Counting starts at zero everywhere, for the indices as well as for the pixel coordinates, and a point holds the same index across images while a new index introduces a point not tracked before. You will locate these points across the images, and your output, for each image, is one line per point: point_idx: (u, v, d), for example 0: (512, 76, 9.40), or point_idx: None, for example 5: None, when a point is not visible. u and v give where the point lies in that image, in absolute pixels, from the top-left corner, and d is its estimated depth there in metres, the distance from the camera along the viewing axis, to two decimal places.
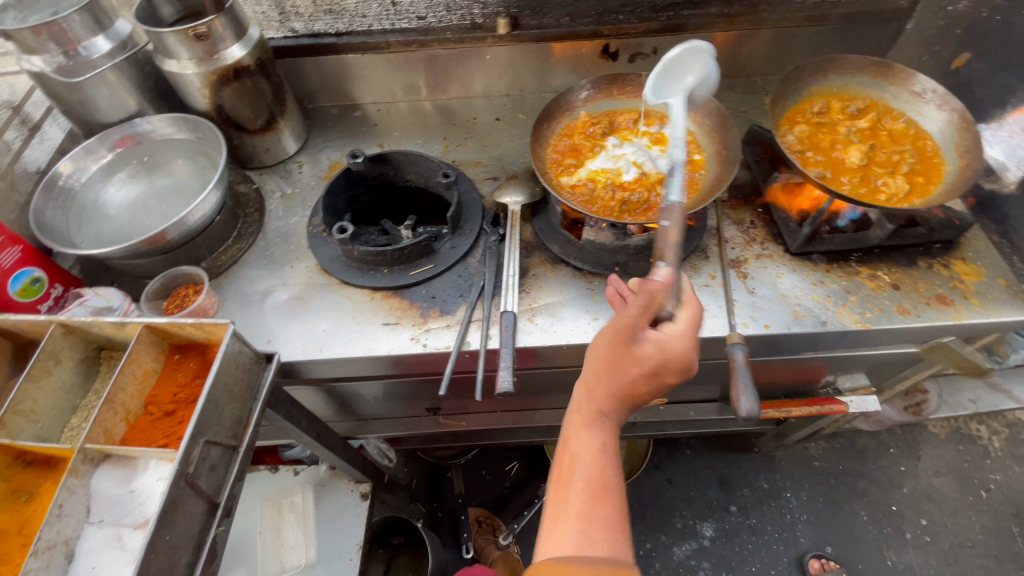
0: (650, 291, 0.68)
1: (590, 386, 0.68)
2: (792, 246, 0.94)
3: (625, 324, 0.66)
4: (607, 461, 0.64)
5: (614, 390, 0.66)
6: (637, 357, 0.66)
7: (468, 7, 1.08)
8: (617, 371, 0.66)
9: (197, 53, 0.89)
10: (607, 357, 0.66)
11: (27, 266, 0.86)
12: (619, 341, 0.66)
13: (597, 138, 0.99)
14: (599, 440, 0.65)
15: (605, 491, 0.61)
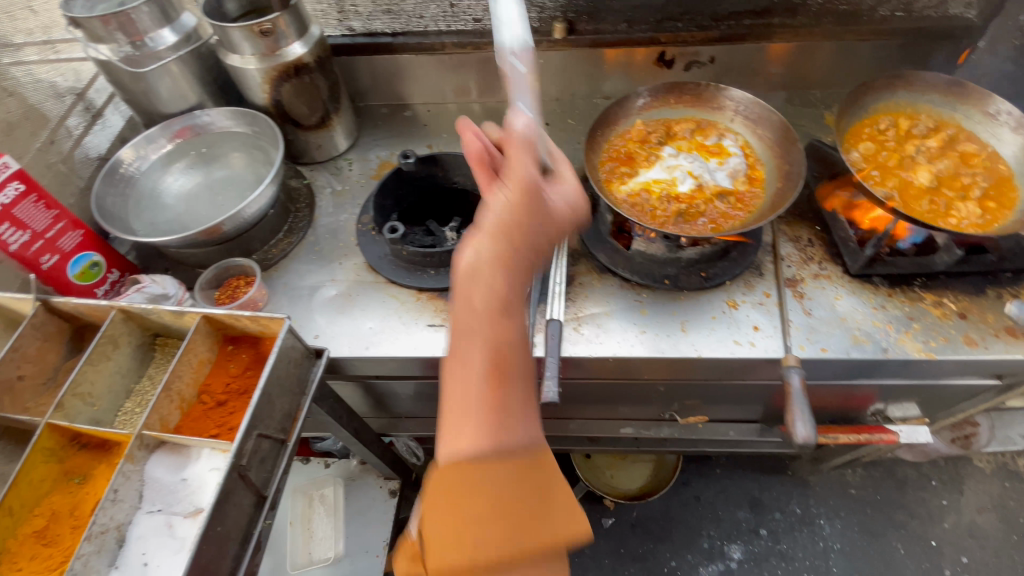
0: (522, 144, 0.65)
1: (499, 257, 0.58)
2: (853, 268, 0.91)
3: (523, 182, 0.62)
4: (515, 347, 0.54)
5: (518, 263, 0.59)
6: (541, 222, 0.63)
7: (525, 10, 1.09)
8: (523, 246, 0.60)
9: (261, 49, 0.91)
10: (509, 226, 0.60)
11: (87, 251, 0.88)
12: (522, 201, 0.62)
13: (652, 146, 0.97)
14: (510, 327, 0.55)
15: (512, 377, 0.53)
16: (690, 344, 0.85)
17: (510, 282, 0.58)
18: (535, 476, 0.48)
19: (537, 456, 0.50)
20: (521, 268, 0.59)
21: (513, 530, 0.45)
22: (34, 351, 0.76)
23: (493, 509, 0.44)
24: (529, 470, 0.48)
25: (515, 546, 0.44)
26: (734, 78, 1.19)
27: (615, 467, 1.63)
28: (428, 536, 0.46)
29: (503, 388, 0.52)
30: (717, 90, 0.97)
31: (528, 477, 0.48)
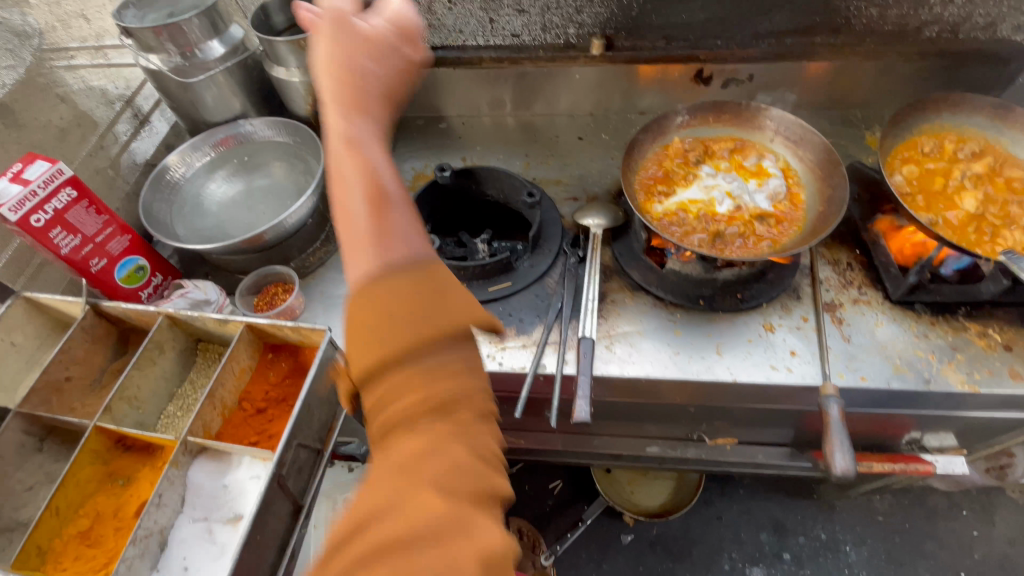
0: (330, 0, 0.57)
1: (334, 76, 0.51)
2: (894, 293, 0.89)
3: (338, 15, 0.56)
4: (374, 153, 0.46)
5: (354, 87, 0.51)
6: (368, 49, 0.55)
7: (564, 26, 1.08)
8: (352, 72, 0.51)
9: (305, 62, 0.93)
10: (337, 57, 0.52)
11: (132, 255, 0.91)
12: (337, 29, 0.55)
13: (690, 165, 0.96)
14: (363, 140, 0.46)
15: (383, 181, 0.44)
16: (725, 367, 0.85)
17: (348, 104, 0.49)
18: (438, 284, 0.40)
19: (425, 268, 0.40)
20: (363, 91, 0.51)
21: (421, 305, 0.39)
22: (82, 353, 0.78)
23: (401, 309, 0.38)
24: (421, 279, 0.39)
25: (427, 323, 0.38)
26: (771, 95, 1.18)
27: (635, 483, 1.60)
28: (352, 369, 0.39)
29: (387, 208, 0.43)
30: (757, 109, 0.96)
31: (423, 284, 0.39)
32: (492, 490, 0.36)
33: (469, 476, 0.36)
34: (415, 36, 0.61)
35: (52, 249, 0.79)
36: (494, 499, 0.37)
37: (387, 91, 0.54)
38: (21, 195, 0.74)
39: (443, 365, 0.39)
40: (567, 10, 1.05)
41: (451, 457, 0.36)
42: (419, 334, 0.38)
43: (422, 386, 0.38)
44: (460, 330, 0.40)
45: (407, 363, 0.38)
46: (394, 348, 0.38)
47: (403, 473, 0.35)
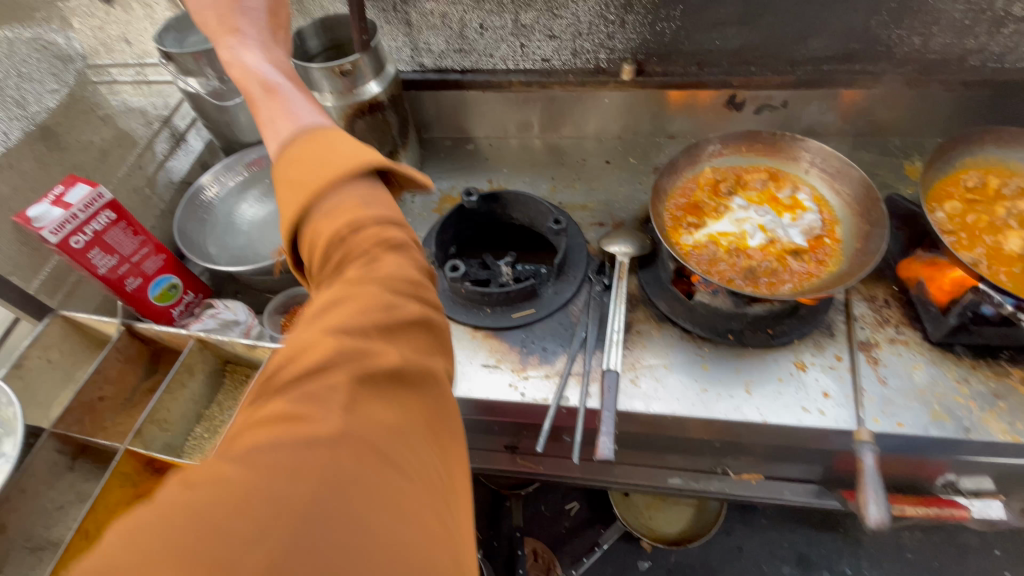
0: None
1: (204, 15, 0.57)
2: (934, 334, 0.86)
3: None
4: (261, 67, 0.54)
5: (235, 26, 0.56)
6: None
7: (595, 51, 1.08)
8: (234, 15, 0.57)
9: (339, 87, 0.94)
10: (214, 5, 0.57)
11: (166, 274, 0.93)
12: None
13: (721, 196, 0.95)
14: (252, 60, 0.54)
15: (275, 84, 0.53)
16: (754, 407, 0.82)
17: (241, 37, 0.56)
18: (326, 142, 0.47)
19: (317, 132, 0.48)
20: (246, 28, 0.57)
21: (318, 157, 0.46)
22: (115, 373, 0.80)
23: (320, 172, 0.45)
24: (316, 142, 0.47)
25: (325, 170, 0.45)
26: (805, 122, 1.15)
27: (655, 507, 1.57)
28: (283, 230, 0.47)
29: (282, 98, 0.52)
30: (792, 140, 0.94)
31: (318, 143, 0.47)
32: (396, 320, 0.40)
33: (374, 313, 0.39)
34: None
35: (91, 268, 0.81)
36: (402, 330, 0.41)
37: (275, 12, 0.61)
38: (63, 218, 0.76)
39: (343, 198, 0.45)
40: (599, 36, 1.05)
41: (358, 293, 0.40)
42: (319, 178, 0.45)
43: (331, 228, 0.44)
44: (354, 172, 0.46)
45: (319, 206, 0.45)
46: (304, 198, 0.45)
47: (318, 316, 0.40)
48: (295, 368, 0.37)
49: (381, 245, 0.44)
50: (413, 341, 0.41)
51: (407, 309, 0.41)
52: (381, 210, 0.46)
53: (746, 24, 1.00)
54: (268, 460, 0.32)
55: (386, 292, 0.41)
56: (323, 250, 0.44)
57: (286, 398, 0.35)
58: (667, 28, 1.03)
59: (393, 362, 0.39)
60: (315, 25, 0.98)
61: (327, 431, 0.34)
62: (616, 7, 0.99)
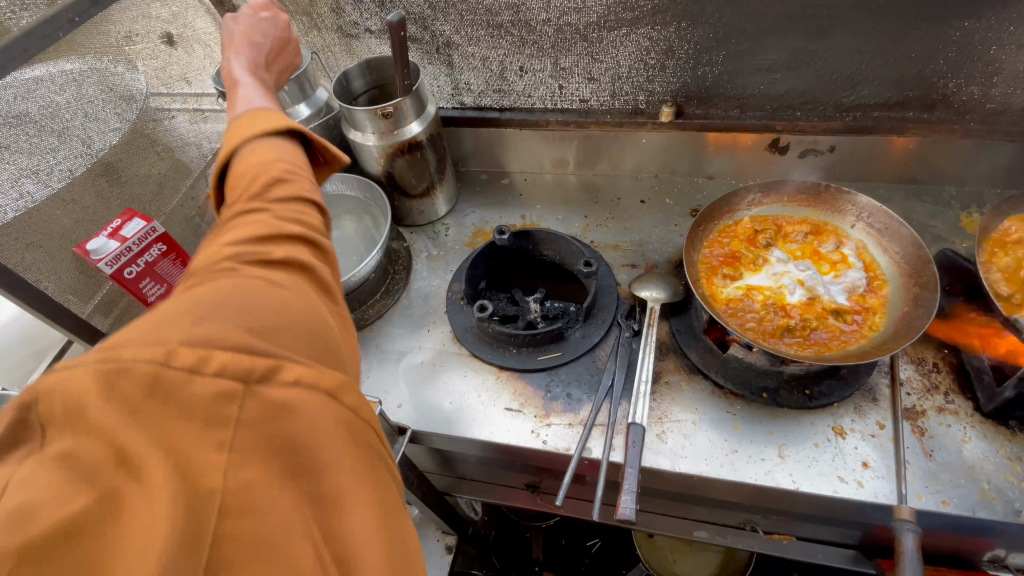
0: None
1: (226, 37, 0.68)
2: (986, 406, 0.80)
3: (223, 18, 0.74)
4: (231, 67, 0.64)
5: (229, 44, 0.68)
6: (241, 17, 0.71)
7: (633, 93, 1.08)
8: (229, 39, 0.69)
9: (381, 129, 0.96)
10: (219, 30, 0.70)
11: None
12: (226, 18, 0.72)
13: (759, 246, 0.92)
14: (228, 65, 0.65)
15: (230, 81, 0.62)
16: (787, 474, 0.79)
17: (229, 51, 0.67)
18: (258, 116, 0.55)
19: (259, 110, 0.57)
20: (239, 43, 0.68)
21: (241, 126, 0.54)
22: None
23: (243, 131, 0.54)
24: (254, 115, 0.56)
25: (240, 136, 0.52)
26: (852, 168, 1.11)
27: (679, 552, 1.50)
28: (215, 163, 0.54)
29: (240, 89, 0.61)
30: (837, 192, 0.91)
31: (256, 115, 0.56)
32: (289, 230, 0.44)
33: (270, 220, 0.44)
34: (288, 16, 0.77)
35: (140, 296, 0.86)
36: (300, 229, 0.46)
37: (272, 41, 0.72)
38: (118, 251, 0.80)
39: (254, 152, 0.51)
40: (638, 79, 1.05)
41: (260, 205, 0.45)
42: (234, 139, 0.52)
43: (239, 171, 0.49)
44: (264, 136, 0.53)
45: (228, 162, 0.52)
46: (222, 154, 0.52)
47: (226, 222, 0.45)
48: (199, 265, 0.41)
49: (277, 182, 0.48)
50: (306, 252, 0.46)
51: (293, 230, 0.45)
52: (289, 164, 0.51)
53: (792, 70, 0.98)
54: (190, 294, 0.36)
55: (278, 217, 0.45)
56: (232, 188, 0.49)
57: (193, 275, 0.39)
58: (709, 72, 1.01)
59: (288, 254, 0.43)
60: (361, 67, 1.01)
61: (230, 280, 0.37)
62: (656, 53, 0.99)
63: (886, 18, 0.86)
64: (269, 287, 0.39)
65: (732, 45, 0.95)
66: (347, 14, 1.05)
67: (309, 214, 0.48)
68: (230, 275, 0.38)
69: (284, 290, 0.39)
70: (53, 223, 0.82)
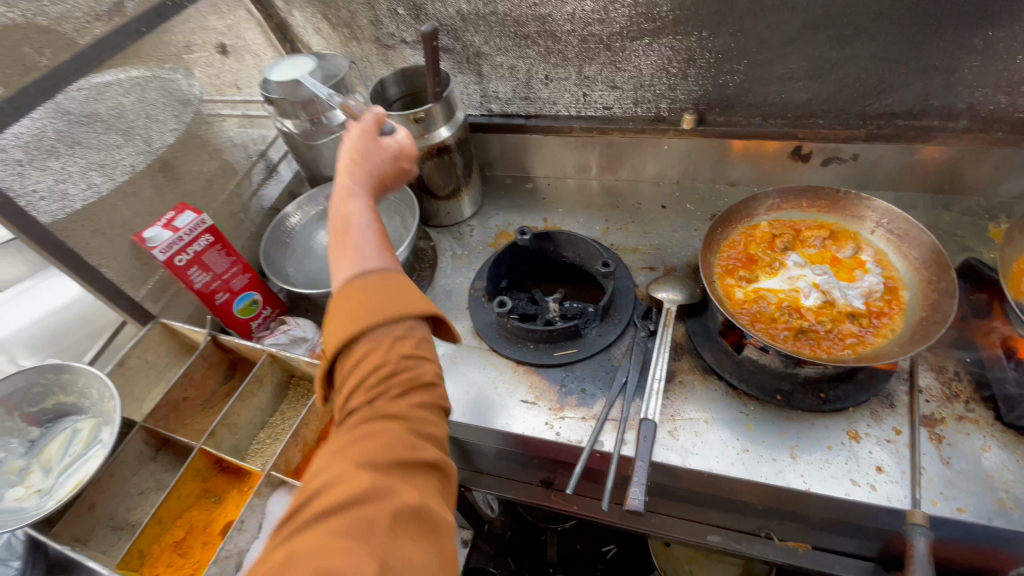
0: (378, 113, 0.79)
1: (350, 171, 0.70)
2: (1007, 415, 0.79)
3: (366, 126, 0.74)
4: (357, 210, 0.65)
5: (365, 176, 0.70)
6: (380, 149, 0.74)
7: (656, 101, 1.11)
8: (364, 161, 0.71)
9: (414, 133, 1.02)
10: (355, 147, 0.71)
11: (249, 291, 1.03)
12: (367, 136, 0.73)
13: (777, 251, 0.93)
14: (353, 204, 0.66)
15: (354, 227, 0.63)
16: (798, 475, 0.79)
17: (360, 182, 0.69)
18: (388, 283, 0.57)
19: (385, 274, 0.59)
20: (373, 179, 0.71)
21: (381, 296, 0.56)
22: (199, 377, 0.91)
23: (372, 301, 0.56)
24: (382, 281, 0.58)
25: (385, 315, 0.55)
26: (877, 177, 1.10)
27: (696, 562, 1.48)
28: (336, 334, 0.55)
29: (354, 233, 0.62)
30: (856, 198, 0.92)
31: (386, 280, 0.58)
32: (417, 457, 0.48)
33: (401, 444, 0.48)
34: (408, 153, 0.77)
35: (188, 283, 0.92)
36: (427, 445, 0.50)
37: (381, 176, 0.73)
38: (171, 240, 0.88)
39: (389, 341, 0.54)
40: (660, 87, 1.08)
41: (396, 415, 0.50)
42: (378, 315, 0.55)
43: (381, 358, 0.53)
44: (406, 318, 0.56)
45: (365, 338, 0.54)
46: (357, 331, 0.54)
47: (358, 429, 0.50)
48: (330, 492, 0.45)
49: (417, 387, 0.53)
50: (433, 481, 0.49)
51: (428, 454, 0.49)
52: (428, 358, 0.56)
53: (814, 78, 0.99)
54: None
55: (414, 429, 0.50)
56: (368, 375, 0.52)
57: (328, 514, 0.43)
58: (730, 81, 1.04)
59: (417, 490, 0.47)
60: (395, 75, 1.08)
61: (367, 556, 0.40)
62: (678, 62, 1.02)
63: (906, 27, 0.87)
64: (404, 557, 0.42)
65: (753, 55, 0.98)
66: (385, 27, 1.12)
67: (435, 421, 0.53)
68: (363, 542, 0.41)
69: (415, 561, 0.42)
70: (114, 212, 0.90)
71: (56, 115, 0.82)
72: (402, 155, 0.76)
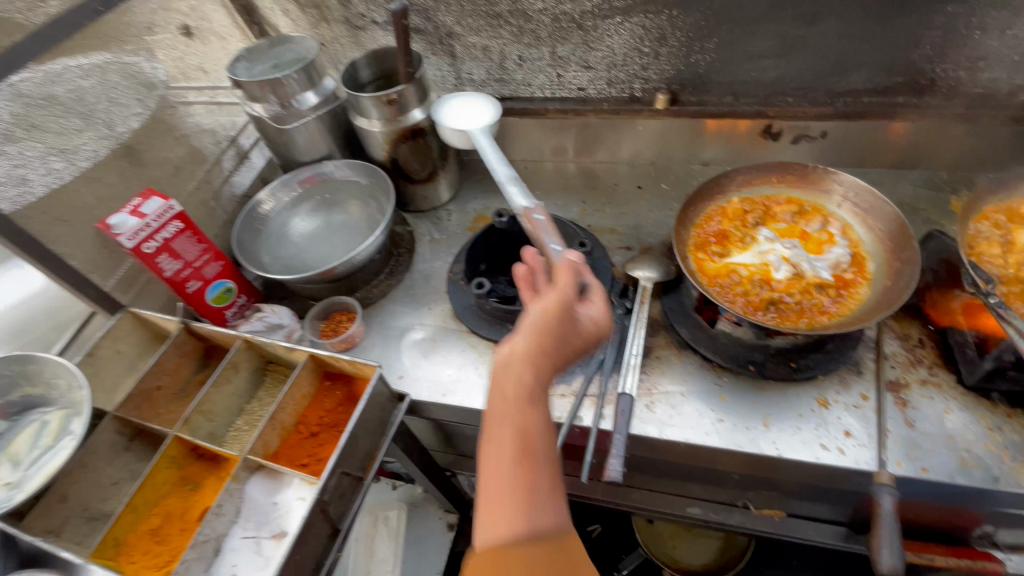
0: (576, 261, 0.68)
1: (535, 363, 0.60)
2: (967, 378, 0.83)
3: (567, 296, 0.63)
4: (541, 435, 0.56)
5: (549, 374, 0.61)
6: (575, 332, 0.63)
7: (629, 81, 1.11)
8: (557, 347, 0.61)
9: (386, 115, 1.01)
10: (550, 328, 0.61)
11: (222, 279, 1.01)
12: (563, 312, 0.62)
13: (748, 226, 0.95)
14: (538, 423, 0.57)
15: (539, 461, 0.54)
16: (771, 441, 0.82)
17: (543, 386, 0.60)
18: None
19: (556, 553, 0.49)
20: (552, 374, 0.61)
21: None
22: (173, 366, 0.89)
23: None
24: (553, 559, 0.49)
25: None
26: (845, 154, 1.13)
27: (678, 537, 1.50)
28: None
29: (531, 471, 0.54)
30: (823, 173, 0.94)
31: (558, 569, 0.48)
32: None
33: None
34: (599, 329, 0.66)
35: (157, 270, 0.91)
36: None
37: (562, 366, 0.63)
38: (138, 227, 0.86)
39: None
40: (633, 67, 1.08)
41: None
42: None
43: None
44: None
45: None
46: None
47: None
48: None
49: None
50: None
51: None
52: None
53: (782, 56, 1.01)
54: None
55: None
56: None
57: None
58: (701, 60, 1.05)
59: None
60: (367, 57, 1.07)
61: None
62: (649, 41, 1.02)
63: (868, 4, 0.89)
64: None
65: (723, 32, 0.99)
66: (355, 7, 1.10)
67: None
68: None
69: None
70: (77, 199, 0.88)
71: (11, 98, 0.80)
72: (593, 330, 0.65)
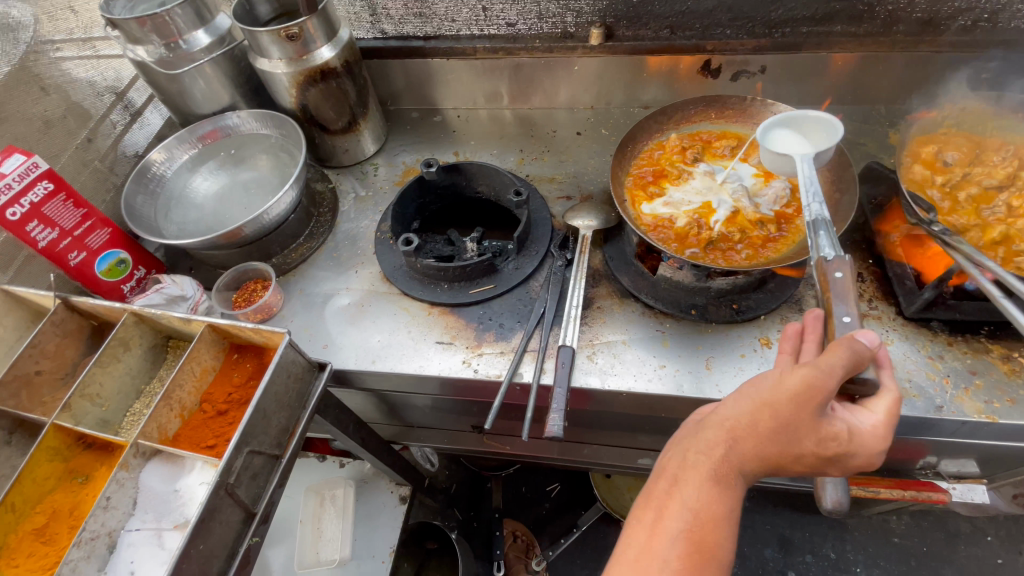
0: (859, 353, 0.50)
1: (735, 438, 0.57)
2: (907, 309, 0.81)
3: (825, 390, 0.51)
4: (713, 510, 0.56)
5: (757, 457, 0.56)
6: (815, 431, 0.53)
7: (561, 14, 1.04)
8: (780, 434, 0.54)
9: (288, 53, 0.90)
10: (784, 414, 0.53)
11: (114, 249, 0.89)
12: (806, 408, 0.52)
13: (687, 164, 0.91)
14: (714, 499, 0.57)
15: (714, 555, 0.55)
16: (713, 384, 0.79)
17: (738, 465, 0.57)
18: None
19: None
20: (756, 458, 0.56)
21: None
22: (53, 347, 0.78)
23: None
24: None
25: None
26: (787, 91, 1.09)
27: (636, 489, 1.50)
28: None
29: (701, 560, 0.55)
30: (761, 106, 0.89)
31: None
32: None
33: None
34: (852, 445, 0.53)
35: (28, 241, 0.77)
36: None
37: (776, 456, 0.56)
38: None
39: None
40: None
41: None
42: None
43: None
44: None
45: None
46: None
47: None
48: None
49: None
50: None
51: None
52: None
53: None
54: None
55: None
56: None
57: None
58: None
59: None
60: None
61: None
62: None
63: None
64: None
65: None
66: None
67: None
68: None
69: None
70: None
71: None
72: (835, 439, 0.53)
